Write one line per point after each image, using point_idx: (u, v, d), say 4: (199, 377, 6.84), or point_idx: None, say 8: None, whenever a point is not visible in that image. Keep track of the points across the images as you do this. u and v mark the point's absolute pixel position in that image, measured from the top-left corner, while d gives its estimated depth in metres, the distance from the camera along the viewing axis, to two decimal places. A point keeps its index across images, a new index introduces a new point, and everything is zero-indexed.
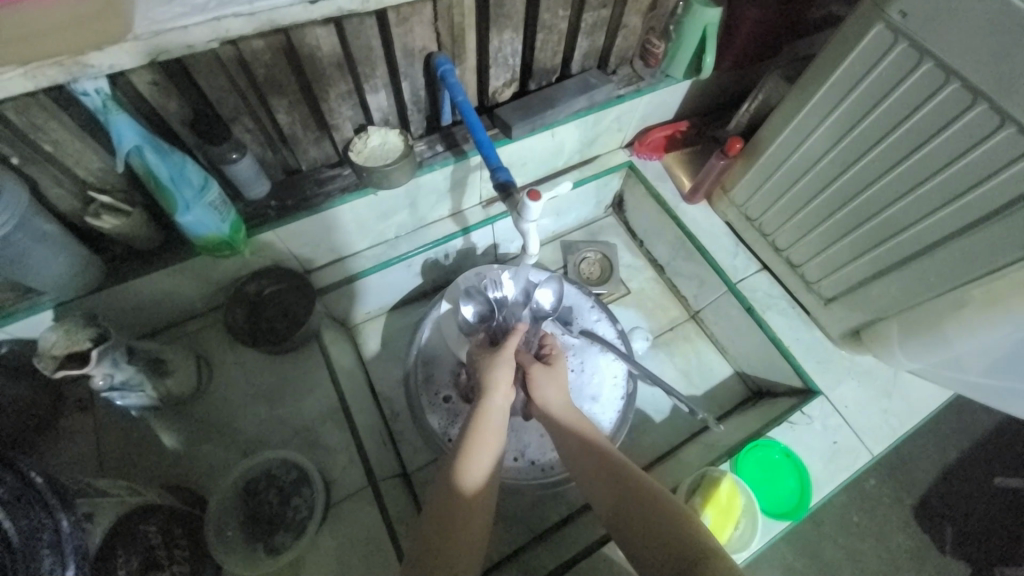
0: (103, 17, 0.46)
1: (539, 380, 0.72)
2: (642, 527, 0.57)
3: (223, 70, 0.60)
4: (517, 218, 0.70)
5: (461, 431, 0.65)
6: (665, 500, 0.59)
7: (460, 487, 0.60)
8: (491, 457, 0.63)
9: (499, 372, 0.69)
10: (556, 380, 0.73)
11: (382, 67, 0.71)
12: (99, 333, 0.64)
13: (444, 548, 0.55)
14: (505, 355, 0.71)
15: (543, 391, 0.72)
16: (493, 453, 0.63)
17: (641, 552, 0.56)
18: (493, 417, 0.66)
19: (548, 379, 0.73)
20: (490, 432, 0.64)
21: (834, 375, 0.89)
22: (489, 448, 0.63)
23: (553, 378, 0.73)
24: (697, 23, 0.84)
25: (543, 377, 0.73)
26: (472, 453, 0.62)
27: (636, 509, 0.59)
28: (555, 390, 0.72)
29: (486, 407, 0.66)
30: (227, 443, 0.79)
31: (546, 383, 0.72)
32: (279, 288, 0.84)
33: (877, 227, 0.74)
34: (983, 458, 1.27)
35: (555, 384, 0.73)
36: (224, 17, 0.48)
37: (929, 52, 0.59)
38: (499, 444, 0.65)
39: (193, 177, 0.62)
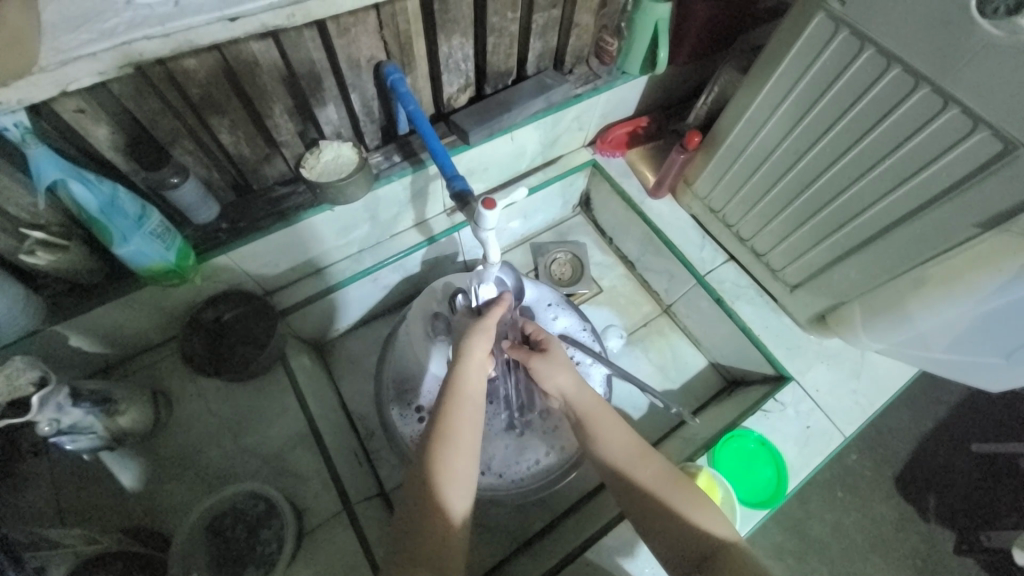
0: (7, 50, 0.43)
1: (541, 369, 0.71)
2: (658, 514, 0.60)
3: (156, 93, 0.58)
4: (475, 227, 0.67)
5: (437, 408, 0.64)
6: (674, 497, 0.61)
7: (435, 467, 0.60)
8: (466, 440, 0.62)
9: (476, 345, 0.68)
10: (560, 365, 0.71)
11: (328, 79, 0.69)
12: (42, 375, 0.59)
13: (428, 524, 0.57)
14: (486, 328, 0.70)
15: (554, 382, 0.71)
16: (466, 434, 0.62)
17: (654, 537, 0.61)
18: (467, 384, 0.66)
19: (552, 367, 0.71)
20: (469, 401, 0.64)
21: (804, 360, 0.90)
22: (464, 432, 0.62)
23: (556, 365, 0.71)
24: (649, 18, 0.84)
25: (544, 365, 0.71)
26: (455, 418, 0.62)
27: (652, 497, 0.62)
28: (565, 375, 0.71)
29: (462, 374, 0.66)
30: (193, 479, 0.76)
31: (549, 372, 0.71)
32: (239, 313, 0.81)
33: (835, 213, 0.75)
34: (956, 426, 1.31)
35: (561, 370, 0.71)
36: (134, 41, 0.45)
37: (870, 39, 0.59)
38: (474, 423, 0.64)
39: (129, 206, 0.59)
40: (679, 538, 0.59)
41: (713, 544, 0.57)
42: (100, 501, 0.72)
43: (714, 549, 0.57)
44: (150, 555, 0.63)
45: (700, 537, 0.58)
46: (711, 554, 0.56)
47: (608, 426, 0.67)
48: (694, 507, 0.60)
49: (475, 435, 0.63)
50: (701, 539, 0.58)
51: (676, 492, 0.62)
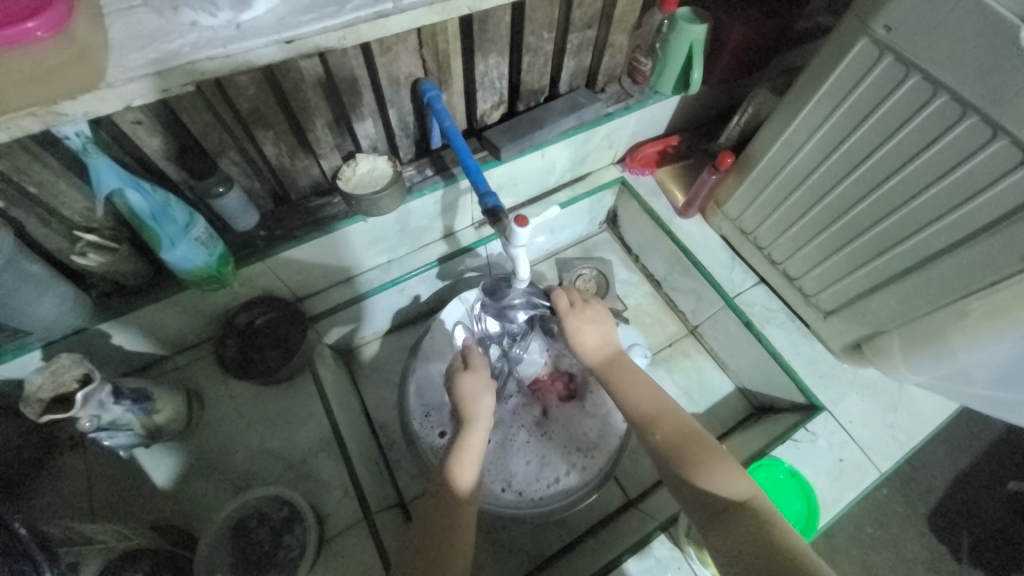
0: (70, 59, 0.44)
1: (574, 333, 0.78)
2: (677, 469, 0.63)
3: (207, 105, 0.60)
4: (506, 242, 0.68)
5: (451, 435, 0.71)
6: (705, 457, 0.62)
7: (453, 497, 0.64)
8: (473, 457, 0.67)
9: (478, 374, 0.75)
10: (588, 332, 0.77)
11: (367, 95, 0.72)
12: (87, 371, 0.62)
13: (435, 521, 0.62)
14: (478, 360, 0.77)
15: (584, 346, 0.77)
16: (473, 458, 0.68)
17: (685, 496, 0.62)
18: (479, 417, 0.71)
19: (583, 324, 0.78)
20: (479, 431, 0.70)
21: (837, 389, 0.87)
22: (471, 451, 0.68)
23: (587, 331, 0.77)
24: (683, 39, 0.84)
25: (578, 320, 0.78)
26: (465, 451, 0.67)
27: (671, 454, 0.64)
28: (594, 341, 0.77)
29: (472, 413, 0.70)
30: (220, 479, 0.78)
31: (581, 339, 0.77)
32: (272, 318, 0.83)
33: (873, 240, 0.73)
34: (995, 462, 1.25)
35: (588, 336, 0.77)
36: (198, 61, 0.47)
37: (915, 65, 0.58)
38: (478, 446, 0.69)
39: (177, 213, 0.62)
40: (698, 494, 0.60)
41: (727, 503, 0.57)
42: (132, 496, 0.74)
43: (728, 508, 0.57)
44: (177, 554, 0.65)
45: (713, 495, 0.59)
46: (727, 514, 0.57)
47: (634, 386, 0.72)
48: (707, 467, 0.61)
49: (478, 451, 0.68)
50: (716, 499, 0.58)
51: (693, 452, 0.64)
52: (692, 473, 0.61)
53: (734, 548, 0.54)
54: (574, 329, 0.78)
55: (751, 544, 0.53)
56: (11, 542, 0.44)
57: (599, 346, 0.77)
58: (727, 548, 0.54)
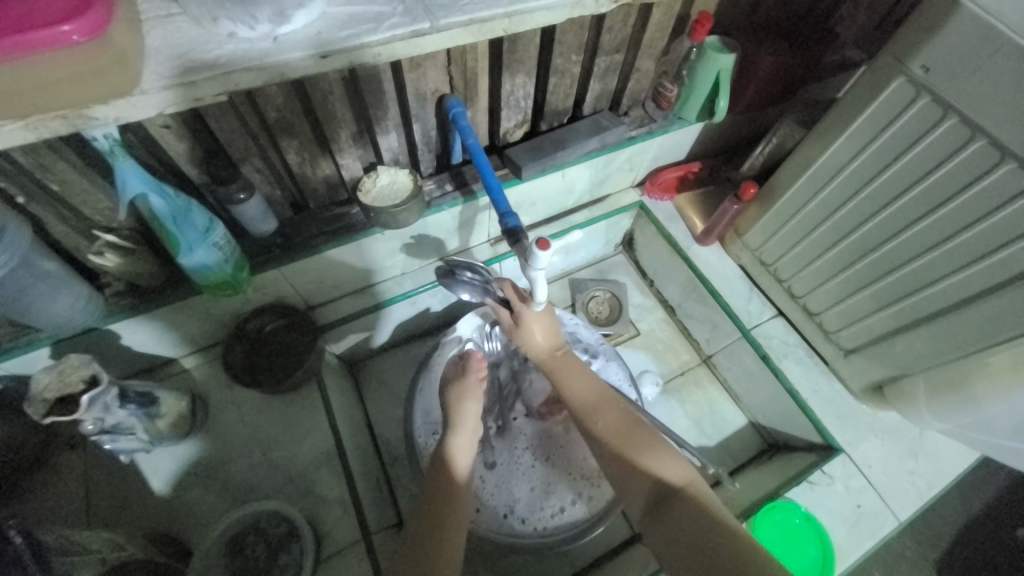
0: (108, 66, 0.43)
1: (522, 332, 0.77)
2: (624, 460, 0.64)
3: (235, 111, 0.60)
4: (524, 264, 0.66)
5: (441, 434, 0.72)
6: (647, 446, 0.64)
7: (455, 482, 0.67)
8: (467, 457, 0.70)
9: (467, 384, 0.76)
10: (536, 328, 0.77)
11: (393, 108, 0.71)
12: (93, 373, 0.61)
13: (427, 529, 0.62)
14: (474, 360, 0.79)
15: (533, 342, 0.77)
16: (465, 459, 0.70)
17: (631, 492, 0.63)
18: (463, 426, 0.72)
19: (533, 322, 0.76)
20: (467, 439, 0.71)
21: (856, 431, 0.84)
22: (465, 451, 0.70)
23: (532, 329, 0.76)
24: (711, 68, 0.84)
25: (532, 316, 0.75)
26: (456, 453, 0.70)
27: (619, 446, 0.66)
28: (541, 338, 0.77)
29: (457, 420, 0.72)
30: (217, 488, 0.76)
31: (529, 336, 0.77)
32: (279, 325, 0.82)
33: (900, 281, 0.72)
34: (1012, 511, 1.20)
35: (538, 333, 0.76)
36: (234, 72, 0.47)
37: (953, 108, 0.57)
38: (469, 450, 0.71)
39: (198, 219, 0.62)
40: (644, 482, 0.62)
41: (666, 491, 0.59)
42: (127, 502, 0.73)
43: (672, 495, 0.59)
44: (170, 566, 0.64)
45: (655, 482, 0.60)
46: (667, 500, 0.58)
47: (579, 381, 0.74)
48: (651, 456, 0.62)
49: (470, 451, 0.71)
50: (660, 487, 0.60)
51: (634, 443, 0.65)
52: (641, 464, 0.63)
53: (673, 538, 0.56)
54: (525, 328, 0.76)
55: (686, 532, 0.55)
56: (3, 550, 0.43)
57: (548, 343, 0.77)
58: (667, 540, 0.56)
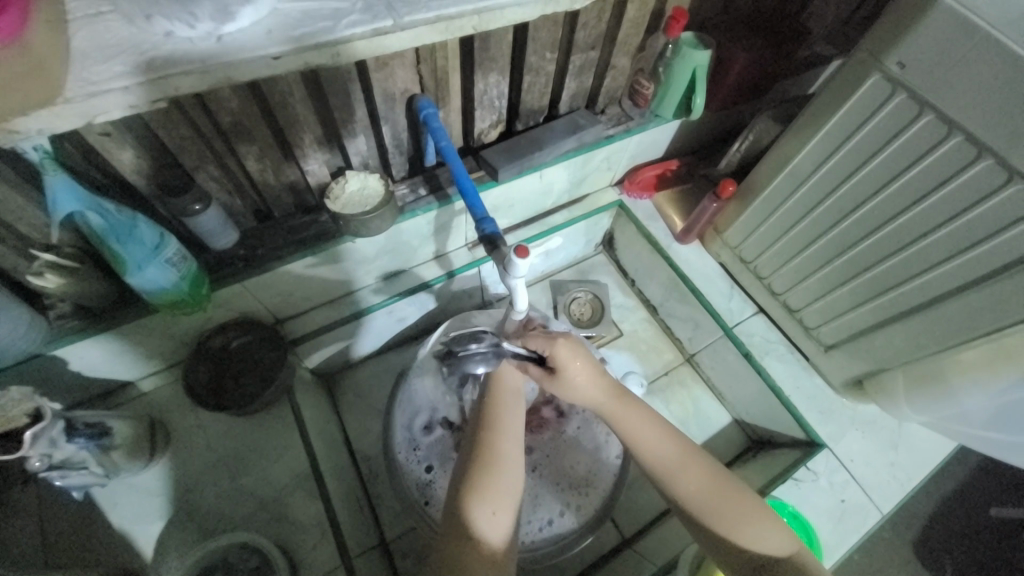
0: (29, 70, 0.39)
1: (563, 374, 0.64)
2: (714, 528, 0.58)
3: (185, 117, 0.56)
4: (504, 272, 0.64)
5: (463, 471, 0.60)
6: (739, 509, 0.58)
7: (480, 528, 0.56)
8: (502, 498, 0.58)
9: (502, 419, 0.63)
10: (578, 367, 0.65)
11: (361, 111, 0.68)
12: (36, 408, 0.56)
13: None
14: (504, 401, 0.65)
15: (575, 386, 0.65)
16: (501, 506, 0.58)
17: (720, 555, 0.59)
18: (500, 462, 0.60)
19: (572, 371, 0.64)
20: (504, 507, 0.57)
21: (838, 426, 0.85)
22: (499, 493, 0.58)
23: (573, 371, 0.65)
24: (687, 65, 0.83)
25: (571, 361, 0.64)
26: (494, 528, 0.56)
27: (702, 511, 0.59)
28: (582, 379, 0.65)
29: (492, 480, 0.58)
30: (184, 519, 0.71)
31: (572, 379, 0.64)
32: (248, 342, 0.78)
33: (879, 277, 0.72)
34: (984, 492, 1.24)
35: (580, 375, 0.64)
36: (171, 76, 0.43)
37: (928, 104, 0.57)
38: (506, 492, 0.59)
39: (147, 234, 0.57)
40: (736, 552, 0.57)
41: (772, 564, 0.55)
42: None
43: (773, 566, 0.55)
44: None
45: (754, 554, 0.56)
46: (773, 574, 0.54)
47: (642, 428, 0.64)
48: (742, 525, 0.57)
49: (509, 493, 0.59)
50: (756, 558, 0.56)
51: (726, 507, 0.59)
52: (734, 535, 0.57)
53: None
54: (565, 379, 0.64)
55: None
56: None
57: (593, 384, 0.66)
58: None
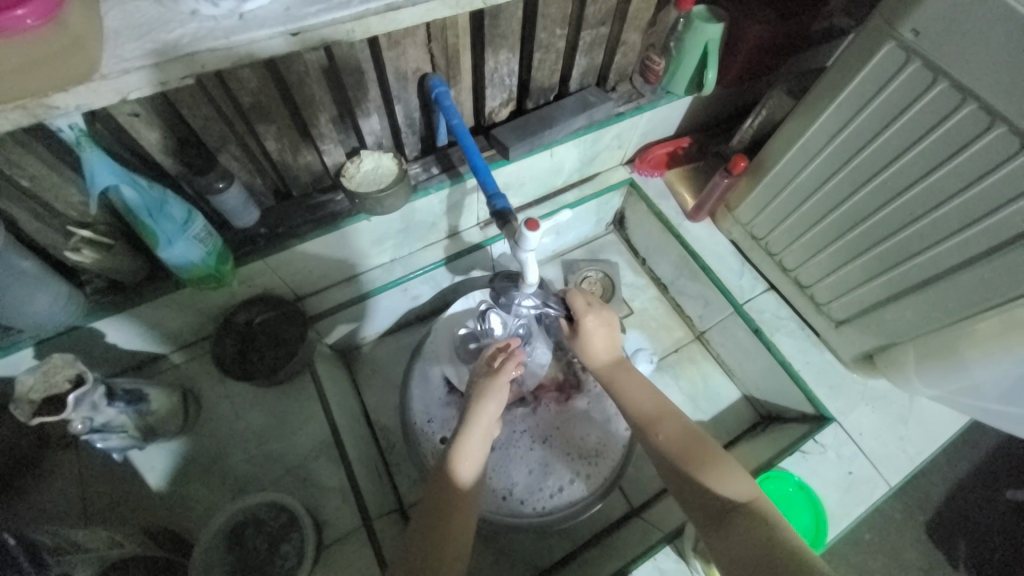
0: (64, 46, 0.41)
1: (585, 331, 0.77)
2: (681, 469, 0.63)
3: (206, 97, 0.58)
4: (515, 246, 0.65)
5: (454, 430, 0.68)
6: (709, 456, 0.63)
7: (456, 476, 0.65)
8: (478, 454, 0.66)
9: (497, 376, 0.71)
10: (600, 332, 0.78)
11: (374, 90, 0.69)
12: (78, 373, 0.60)
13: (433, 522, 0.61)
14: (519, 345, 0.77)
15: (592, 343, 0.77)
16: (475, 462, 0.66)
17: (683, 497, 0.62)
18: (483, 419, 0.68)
19: (594, 330, 0.77)
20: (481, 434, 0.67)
21: (847, 400, 0.85)
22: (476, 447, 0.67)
23: (592, 332, 0.77)
24: (698, 39, 0.82)
25: (595, 321, 0.77)
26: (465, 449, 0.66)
27: (674, 455, 0.64)
28: (600, 343, 0.78)
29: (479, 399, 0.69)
30: (214, 481, 0.76)
31: (591, 336, 0.77)
32: (270, 317, 0.81)
33: (891, 251, 0.71)
34: (998, 473, 1.23)
35: (597, 337, 0.77)
36: (198, 53, 0.45)
37: (942, 72, 0.56)
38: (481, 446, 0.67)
39: (175, 210, 0.60)
40: (698, 495, 0.60)
41: (728, 502, 0.57)
42: (124, 500, 0.72)
43: (729, 510, 0.57)
44: (171, 562, 0.64)
45: (712, 496, 0.59)
46: (730, 513, 0.56)
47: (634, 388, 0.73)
48: (708, 468, 0.61)
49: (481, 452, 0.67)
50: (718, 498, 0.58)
51: (695, 454, 0.63)
52: (700, 473, 0.61)
53: (735, 550, 0.53)
54: (586, 332, 0.77)
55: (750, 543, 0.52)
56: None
57: (608, 350, 0.78)
58: (727, 550, 0.54)
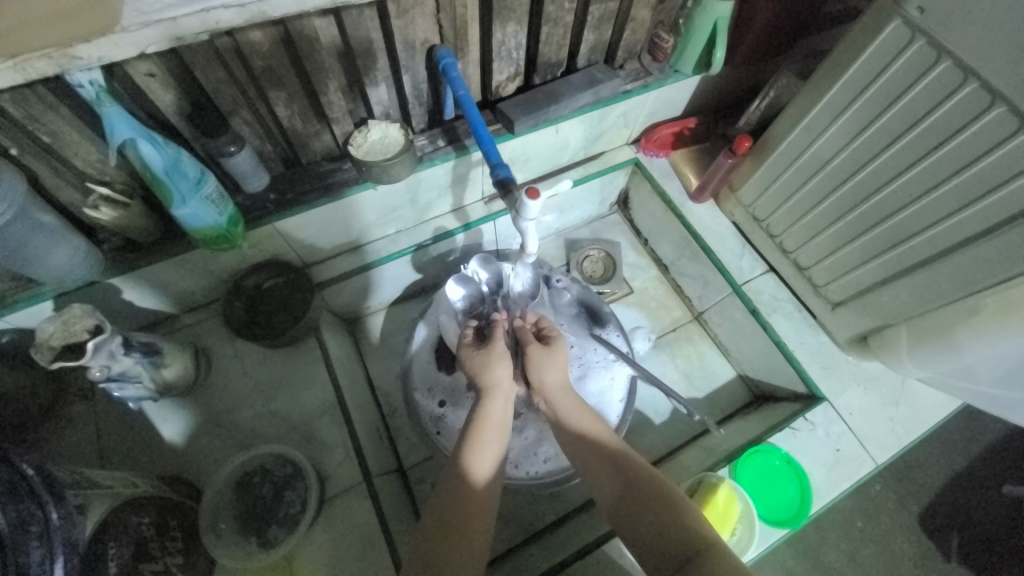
0: (90, 6, 0.46)
1: (533, 362, 0.73)
2: (638, 514, 0.57)
3: (219, 60, 0.59)
4: (516, 216, 0.67)
5: (460, 437, 0.66)
6: (670, 500, 0.57)
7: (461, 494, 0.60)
8: (488, 468, 0.63)
9: (496, 371, 0.70)
10: (554, 361, 0.73)
11: (383, 59, 0.70)
12: (97, 323, 0.63)
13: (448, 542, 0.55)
14: (499, 352, 0.72)
15: (542, 376, 0.72)
16: (482, 481, 0.62)
17: (639, 543, 0.56)
18: (492, 417, 0.67)
19: (550, 361, 0.73)
20: (483, 458, 0.63)
21: (840, 381, 0.87)
22: (486, 454, 0.63)
23: (549, 361, 0.73)
24: (708, 17, 0.81)
25: (547, 352, 0.73)
26: (472, 467, 0.62)
27: (630, 498, 0.58)
28: (554, 372, 0.72)
29: (486, 409, 0.67)
30: (224, 436, 0.80)
31: (541, 367, 0.72)
32: (279, 283, 0.85)
33: (888, 232, 0.72)
34: (995, 467, 1.24)
35: (551, 367, 0.72)
36: (213, 9, 0.48)
37: (946, 50, 0.56)
38: (495, 451, 0.64)
39: (189, 169, 0.62)
40: (661, 537, 0.54)
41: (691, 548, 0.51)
42: (139, 449, 0.76)
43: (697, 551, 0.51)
44: (181, 504, 0.67)
45: (684, 535, 0.53)
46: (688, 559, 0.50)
47: (589, 431, 0.67)
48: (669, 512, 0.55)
49: (490, 465, 0.63)
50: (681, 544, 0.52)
51: (654, 495, 0.58)
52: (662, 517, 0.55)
53: None
54: (536, 364, 0.72)
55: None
56: (18, 480, 0.45)
57: (557, 383, 0.72)
58: None
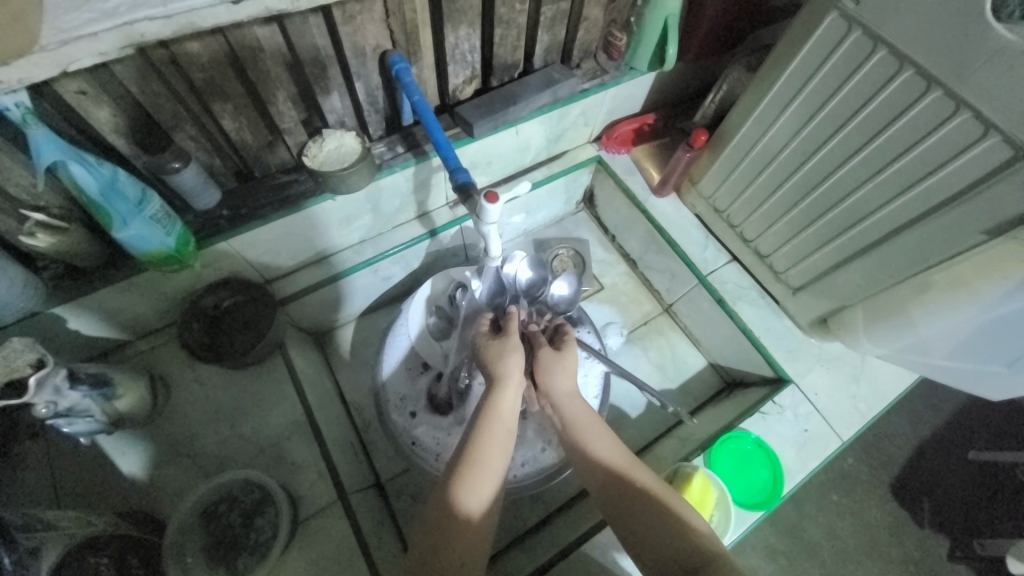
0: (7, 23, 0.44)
1: (545, 364, 0.71)
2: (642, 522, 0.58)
3: (156, 74, 0.57)
4: (477, 220, 0.66)
5: (468, 434, 0.63)
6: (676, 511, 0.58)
7: (468, 493, 0.58)
8: (495, 467, 0.60)
9: (510, 363, 0.67)
10: (564, 365, 0.72)
11: (333, 67, 0.69)
12: (39, 357, 0.59)
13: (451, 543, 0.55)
14: (515, 345, 0.69)
15: (553, 380, 0.70)
16: (490, 482, 0.59)
17: (641, 548, 0.57)
18: (502, 414, 0.64)
19: (560, 367, 0.71)
20: (494, 458, 0.60)
21: (804, 363, 0.89)
22: (495, 454, 0.61)
23: (558, 365, 0.71)
24: (658, 15, 0.82)
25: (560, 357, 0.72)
26: (481, 466, 0.59)
27: (635, 505, 0.59)
28: (563, 377, 0.71)
29: (496, 405, 0.64)
30: (188, 465, 0.76)
31: (553, 370, 0.71)
32: (239, 300, 0.81)
33: (839, 216, 0.75)
34: (957, 434, 1.30)
35: (562, 371, 0.71)
36: (136, 22, 0.46)
37: (882, 39, 0.59)
38: (504, 450, 0.62)
39: (129, 190, 0.59)
40: (666, 546, 0.55)
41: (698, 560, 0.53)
42: (95, 486, 0.72)
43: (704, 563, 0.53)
44: (145, 541, 0.64)
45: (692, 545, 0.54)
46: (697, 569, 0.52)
47: (600, 435, 0.66)
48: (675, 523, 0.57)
49: (499, 464, 0.61)
50: (687, 554, 0.54)
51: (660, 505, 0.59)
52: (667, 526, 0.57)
53: None
54: (547, 369, 0.71)
55: None
56: None
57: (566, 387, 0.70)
58: None
